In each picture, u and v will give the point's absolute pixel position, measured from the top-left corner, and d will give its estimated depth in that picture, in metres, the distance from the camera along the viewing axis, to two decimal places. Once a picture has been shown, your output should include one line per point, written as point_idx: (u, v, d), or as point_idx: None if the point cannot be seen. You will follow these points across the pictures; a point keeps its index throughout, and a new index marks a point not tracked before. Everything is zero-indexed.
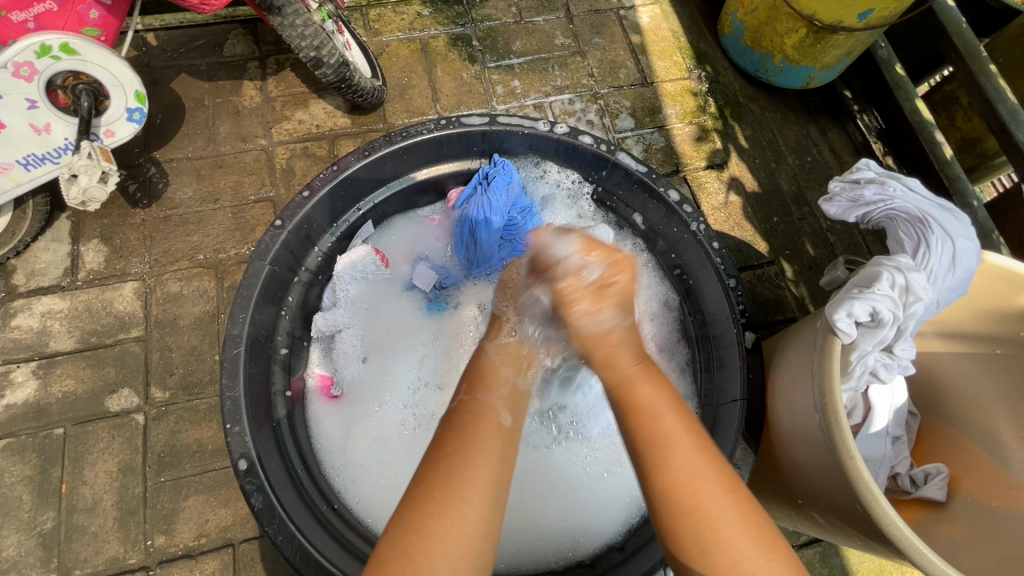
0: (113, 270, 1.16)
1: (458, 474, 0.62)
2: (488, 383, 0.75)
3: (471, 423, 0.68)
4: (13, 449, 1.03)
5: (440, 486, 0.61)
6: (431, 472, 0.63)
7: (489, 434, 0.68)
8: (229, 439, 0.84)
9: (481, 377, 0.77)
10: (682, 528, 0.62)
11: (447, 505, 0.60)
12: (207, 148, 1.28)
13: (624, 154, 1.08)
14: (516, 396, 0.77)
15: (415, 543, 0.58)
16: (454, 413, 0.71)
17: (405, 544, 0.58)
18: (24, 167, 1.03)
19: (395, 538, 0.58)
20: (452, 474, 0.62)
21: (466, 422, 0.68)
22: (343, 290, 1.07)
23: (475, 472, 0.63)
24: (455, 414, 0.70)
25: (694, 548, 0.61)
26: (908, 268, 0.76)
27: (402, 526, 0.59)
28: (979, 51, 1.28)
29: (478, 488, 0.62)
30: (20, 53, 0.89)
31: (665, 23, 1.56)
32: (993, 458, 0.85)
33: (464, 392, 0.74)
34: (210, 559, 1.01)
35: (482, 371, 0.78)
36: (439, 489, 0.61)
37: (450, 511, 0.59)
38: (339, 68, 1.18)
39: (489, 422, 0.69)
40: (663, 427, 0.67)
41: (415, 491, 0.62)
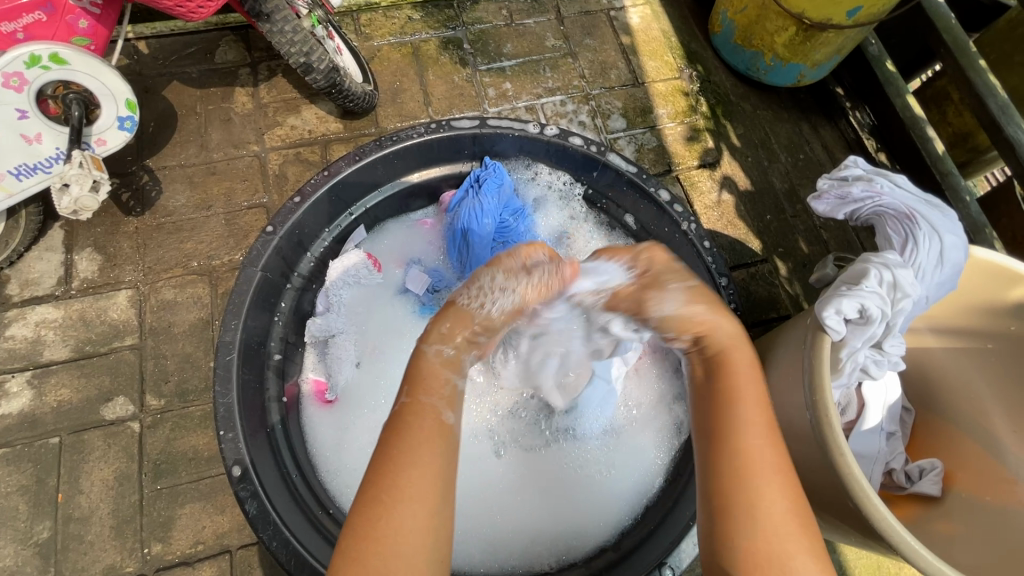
0: (106, 279, 1.16)
1: (404, 475, 0.60)
2: (428, 383, 0.70)
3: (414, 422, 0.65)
4: (8, 459, 1.03)
5: (388, 489, 0.59)
6: (377, 473, 0.60)
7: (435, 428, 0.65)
8: (223, 446, 0.84)
9: (418, 377, 0.70)
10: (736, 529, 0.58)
11: (394, 507, 0.58)
12: (199, 155, 1.28)
13: (614, 155, 1.09)
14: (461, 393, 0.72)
15: (369, 550, 0.55)
16: (395, 414, 0.66)
17: (356, 551, 0.56)
18: (15, 177, 1.03)
19: (347, 545, 0.57)
20: (398, 476, 0.59)
21: (407, 424, 0.64)
22: (336, 296, 1.08)
23: (421, 472, 0.60)
24: (397, 415, 0.66)
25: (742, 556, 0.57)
26: (895, 265, 0.76)
27: (350, 533, 0.57)
28: (968, 47, 1.29)
29: (429, 481, 0.60)
30: (10, 64, 0.89)
31: (655, 23, 1.57)
32: (988, 452, 0.85)
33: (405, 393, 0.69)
34: (207, 566, 1.01)
35: (420, 372, 0.71)
36: (387, 493, 0.59)
37: (398, 513, 0.57)
38: (329, 74, 1.18)
39: (428, 420, 0.65)
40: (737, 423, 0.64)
41: (364, 495, 0.59)
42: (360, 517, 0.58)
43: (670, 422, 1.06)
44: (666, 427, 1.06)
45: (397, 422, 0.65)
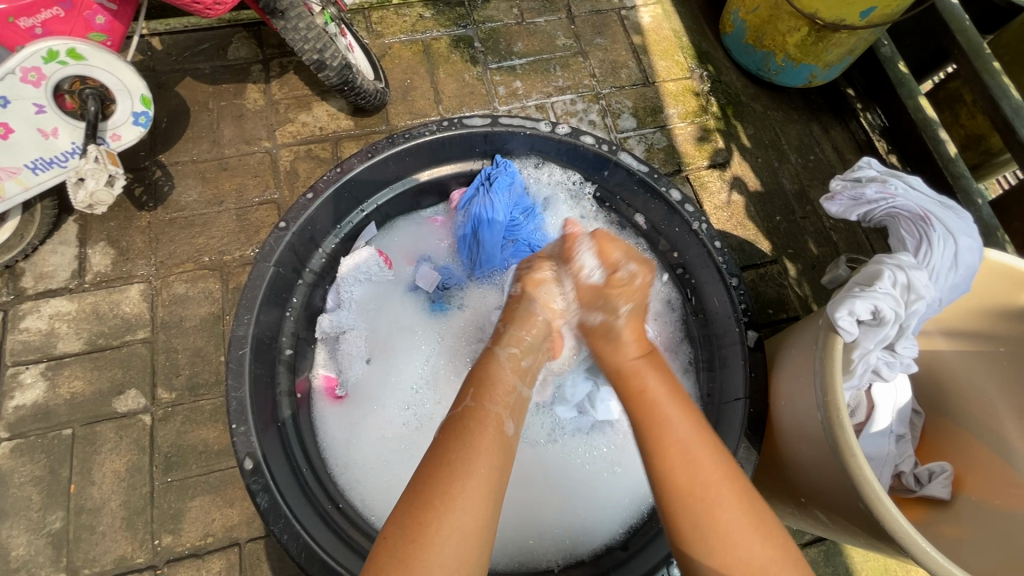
0: (119, 272, 1.17)
1: (458, 482, 0.61)
2: (493, 390, 0.73)
3: (475, 429, 0.67)
4: (22, 450, 1.05)
5: (439, 494, 0.60)
6: (434, 477, 0.62)
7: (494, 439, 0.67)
8: (235, 439, 0.85)
9: (485, 383, 0.74)
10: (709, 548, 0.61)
11: (447, 514, 0.59)
12: (211, 151, 1.29)
13: (625, 154, 1.08)
14: (520, 403, 0.76)
15: (415, 554, 0.57)
16: (453, 421, 0.68)
17: (405, 552, 0.57)
18: (32, 171, 1.04)
19: (394, 546, 0.58)
20: (451, 483, 0.61)
21: (470, 431, 0.66)
22: (347, 292, 1.08)
23: (475, 482, 0.62)
24: (457, 420, 0.68)
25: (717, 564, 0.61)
26: (909, 267, 0.76)
27: (399, 536, 0.58)
28: (982, 48, 1.28)
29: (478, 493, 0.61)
30: (28, 58, 0.90)
31: (666, 23, 1.56)
32: (999, 456, 0.85)
33: (470, 398, 0.71)
34: (216, 559, 1.02)
35: (486, 375, 0.75)
36: (440, 497, 0.60)
37: (448, 523, 0.58)
38: (342, 71, 1.19)
39: (490, 428, 0.68)
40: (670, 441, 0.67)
41: (415, 497, 0.61)
42: (409, 515, 0.60)
43: None
44: None
45: (459, 428, 0.67)
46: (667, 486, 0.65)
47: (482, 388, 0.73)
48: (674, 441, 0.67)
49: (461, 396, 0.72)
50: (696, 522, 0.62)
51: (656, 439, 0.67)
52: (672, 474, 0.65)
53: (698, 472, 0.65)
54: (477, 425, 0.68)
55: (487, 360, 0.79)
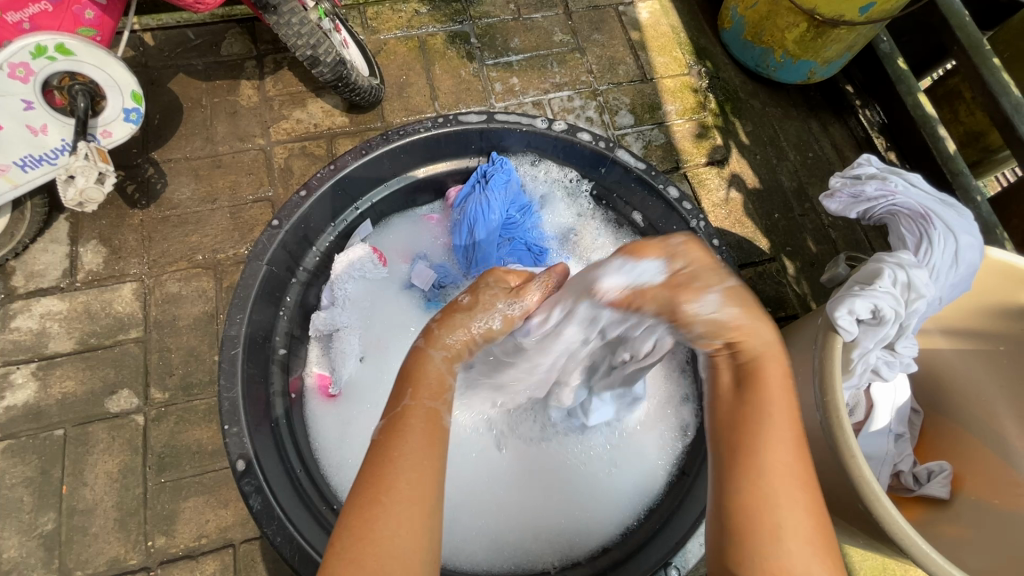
0: (112, 271, 1.16)
1: (398, 474, 0.57)
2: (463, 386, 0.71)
3: (411, 420, 0.63)
4: (13, 451, 1.03)
5: (383, 487, 0.56)
6: (373, 474, 0.58)
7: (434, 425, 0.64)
8: (227, 440, 0.84)
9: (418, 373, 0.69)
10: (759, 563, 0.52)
11: (392, 506, 0.55)
12: (204, 148, 1.27)
13: (623, 152, 1.07)
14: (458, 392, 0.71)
15: (366, 553, 0.53)
16: (392, 414, 0.64)
17: (353, 550, 0.53)
18: (21, 168, 1.03)
19: (343, 549, 0.54)
20: (394, 474, 0.57)
21: (407, 425, 0.62)
22: (341, 290, 1.06)
23: (417, 470, 0.58)
24: (395, 418, 0.63)
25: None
26: (910, 265, 0.75)
27: (348, 536, 0.54)
28: (982, 44, 1.27)
29: (422, 480, 0.58)
30: (16, 54, 0.88)
31: (664, 19, 1.55)
32: (998, 456, 0.84)
33: (406, 395, 0.66)
34: (210, 560, 1.01)
35: None
36: (383, 492, 0.56)
37: (395, 514, 0.55)
38: (336, 67, 1.17)
39: (422, 417, 0.63)
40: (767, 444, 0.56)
41: (359, 493, 0.57)
42: (354, 514, 0.56)
43: (676, 423, 1.06)
44: (672, 428, 1.06)
45: (395, 422, 0.63)
46: (740, 470, 0.56)
47: (418, 383, 0.67)
48: (770, 429, 0.57)
49: (399, 395, 0.67)
50: (756, 519, 0.53)
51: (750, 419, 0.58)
52: (755, 461, 0.56)
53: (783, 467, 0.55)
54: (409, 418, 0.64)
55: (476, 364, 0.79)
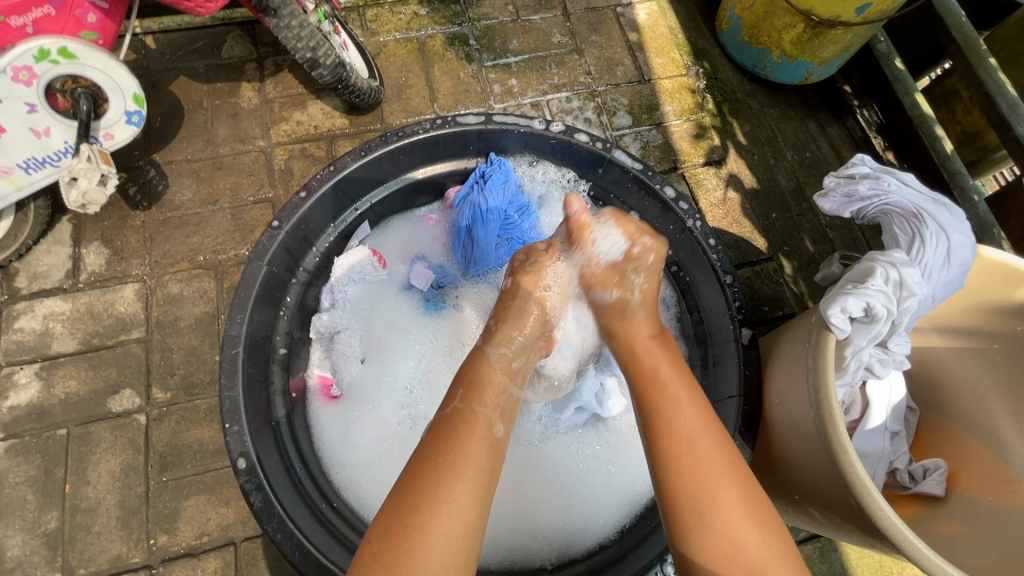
0: (114, 272, 1.17)
1: (445, 484, 0.61)
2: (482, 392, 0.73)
3: (465, 431, 0.68)
4: (17, 450, 1.04)
5: (426, 498, 0.60)
6: (418, 480, 0.62)
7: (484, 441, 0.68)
8: (228, 439, 0.85)
9: (474, 382, 0.74)
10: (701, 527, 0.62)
11: (433, 518, 0.59)
12: (205, 150, 1.28)
13: (619, 152, 1.08)
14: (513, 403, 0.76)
15: (399, 558, 0.57)
16: (448, 420, 0.69)
17: (390, 556, 0.57)
18: (24, 170, 1.04)
19: (378, 551, 0.58)
20: (438, 485, 0.61)
21: (461, 432, 0.67)
22: (341, 291, 1.08)
23: (463, 485, 0.62)
24: (447, 422, 0.69)
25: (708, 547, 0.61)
26: (902, 264, 0.76)
27: (385, 539, 0.58)
28: (978, 44, 1.28)
29: (466, 494, 0.62)
30: (19, 58, 0.90)
31: (662, 20, 1.56)
32: (992, 453, 0.85)
33: (457, 399, 0.72)
34: (212, 558, 1.02)
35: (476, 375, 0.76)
36: (427, 502, 0.60)
37: (434, 525, 0.59)
38: (335, 69, 1.18)
39: (479, 431, 0.68)
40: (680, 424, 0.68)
41: (404, 500, 0.61)
42: (394, 519, 0.60)
43: None
44: None
45: (448, 430, 0.67)
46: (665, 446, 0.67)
47: (472, 389, 0.73)
48: (679, 412, 0.69)
49: (451, 398, 0.72)
50: (687, 490, 0.64)
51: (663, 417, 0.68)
52: (678, 451, 0.66)
53: (705, 457, 0.65)
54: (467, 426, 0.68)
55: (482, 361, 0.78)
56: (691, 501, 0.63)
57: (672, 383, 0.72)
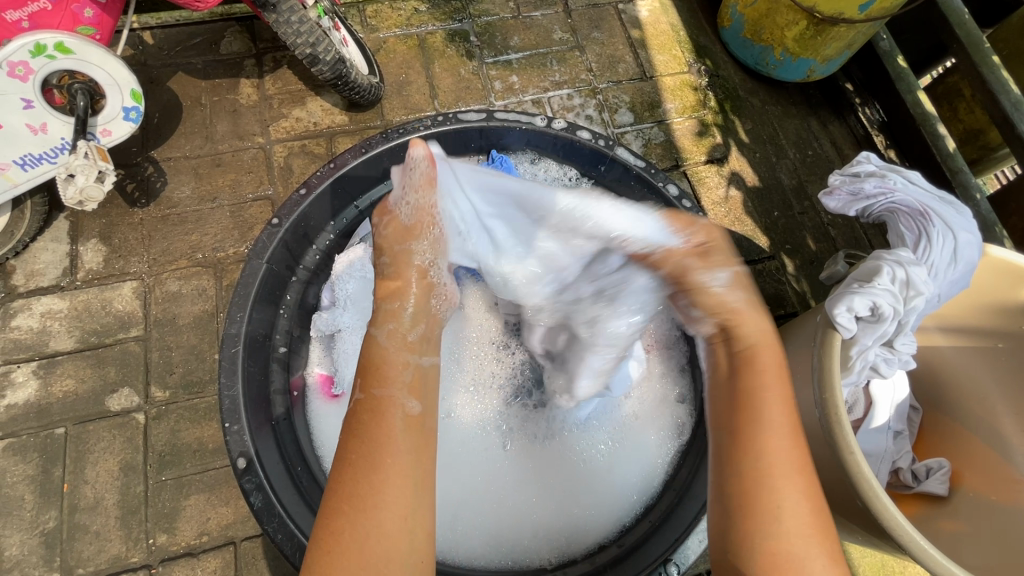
0: (112, 270, 1.16)
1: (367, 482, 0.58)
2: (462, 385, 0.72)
3: (372, 420, 0.62)
4: (14, 449, 1.04)
5: (348, 500, 0.57)
6: (339, 479, 0.59)
7: (398, 421, 0.63)
8: (228, 438, 0.84)
9: (375, 366, 0.68)
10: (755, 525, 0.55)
11: (358, 517, 0.56)
12: (205, 147, 1.27)
13: (622, 150, 1.08)
14: (425, 376, 0.70)
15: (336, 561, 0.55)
16: (355, 413, 0.64)
17: (322, 561, 0.55)
18: (21, 167, 1.03)
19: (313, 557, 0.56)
20: (360, 483, 0.58)
21: (365, 423, 0.62)
22: (342, 289, 1.06)
23: (388, 475, 0.58)
24: (357, 412, 0.64)
25: (762, 553, 0.54)
26: (908, 263, 0.75)
27: (316, 545, 0.56)
28: (982, 42, 1.27)
29: (398, 482, 0.58)
30: (15, 52, 0.89)
31: (664, 17, 1.55)
32: (996, 452, 0.85)
33: (360, 390, 0.66)
34: (211, 558, 1.01)
35: None
36: (349, 502, 0.57)
37: (365, 522, 0.56)
38: (335, 65, 1.17)
39: (393, 416, 0.63)
40: (763, 410, 0.60)
41: (330, 503, 0.58)
42: (323, 525, 0.57)
43: (676, 422, 1.06)
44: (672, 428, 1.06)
45: (353, 425, 0.63)
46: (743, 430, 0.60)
47: (373, 374, 0.67)
48: (769, 412, 0.60)
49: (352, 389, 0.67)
50: (759, 496, 0.56)
51: (747, 433, 0.59)
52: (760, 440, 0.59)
53: (788, 484, 0.57)
54: (373, 417, 0.63)
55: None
56: (759, 504, 0.56)
57: (769, 367, 0.63)
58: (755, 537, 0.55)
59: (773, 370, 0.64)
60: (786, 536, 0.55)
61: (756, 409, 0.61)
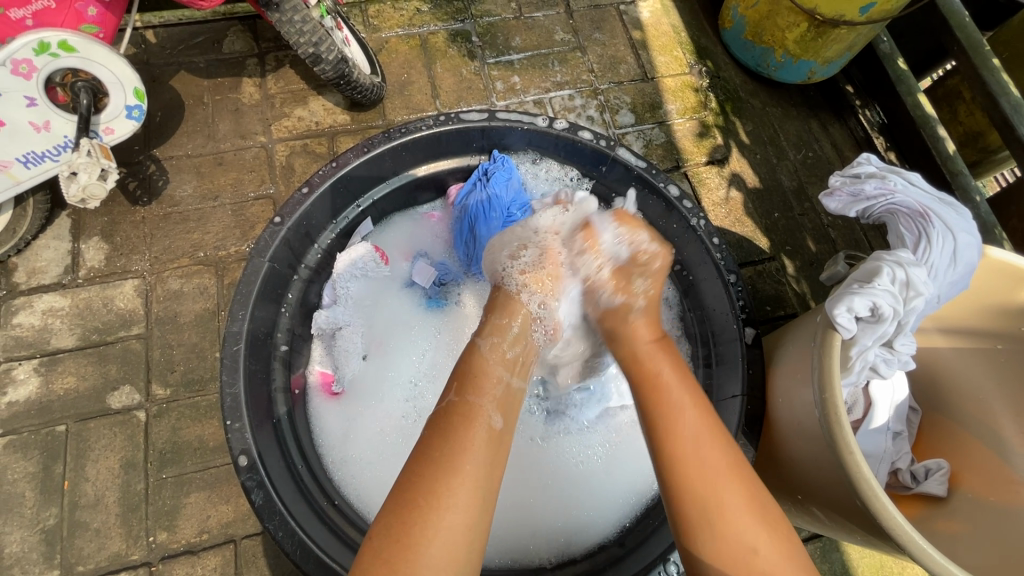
0: (113, 268, 1.16)
1: (447, 485, 0.61)
2: (481, 385, 0.73)
3: (462, 427, 0.67)
4: (15, 446, 1.04)
5: (425, 496, 0.60)
6: (416, 477, 0.62)
7: (483, 436, 0.67)
8: (229, 436, 0.84)
9: (469, 376, 0.74)
10: (697, 516, 0.62)
11: (432, 514, 0.59)
12: (207, 146, 1.28)
13: (624, 150, 1.08)
14: (513, 398, 0.75)
15: (400, 556, 0.57)
16: (443, 415, 0.69)
17: (388, 553, 0.58)
18: (23, 165, 1.03)
19: (379, 547, 0.58)
20: (439, 483, 0.61)
21: (454, 425, 0.67)
22: (343, 288, 1.07)
23: (461, 481, 0.62)
24: (444, 416, 0.68)
25: (713, 539, 0.61)
26: (908, 263, 0.76)
27: (385, 536, 0.59)
28: (982, 44, 1.27)
29: (469, 492, 0.62)
30: (19, 50, 0.89)
31: (665, 18, 1.56)
32: (994, 453, 0.85)
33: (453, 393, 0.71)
34: (211, 556, 1.02)
35: (475, 367, 0.75)
36: (424, 498, 0.60)
37: (432, 523, 0.59)
38: (337, 64, 1.18)
39: (480, 427, 0.67)
40: (679, 416, 0.69)
41: (404, 498, 0.61)
42: (393, 518, 0.60)
43: None
44: None
45: (437, 432, 0.67)
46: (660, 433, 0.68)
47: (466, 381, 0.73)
48: (683, 416, 0.69)
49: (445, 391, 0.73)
50: (692, 489, 0.63)
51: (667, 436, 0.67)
52: (674, 438, 0.67)
53: (713, 470, 0.65)
54: (464, 426, 0.67)
55: (473, 352, 0.79)
56: (695, 498, 0.63)
57: (668, 378, 0.73)
58: (698, 528, 0.62)
59: (672, 380, 0.73)
60: (724, 518, 0.62)
61: (672, 414, 0.69)
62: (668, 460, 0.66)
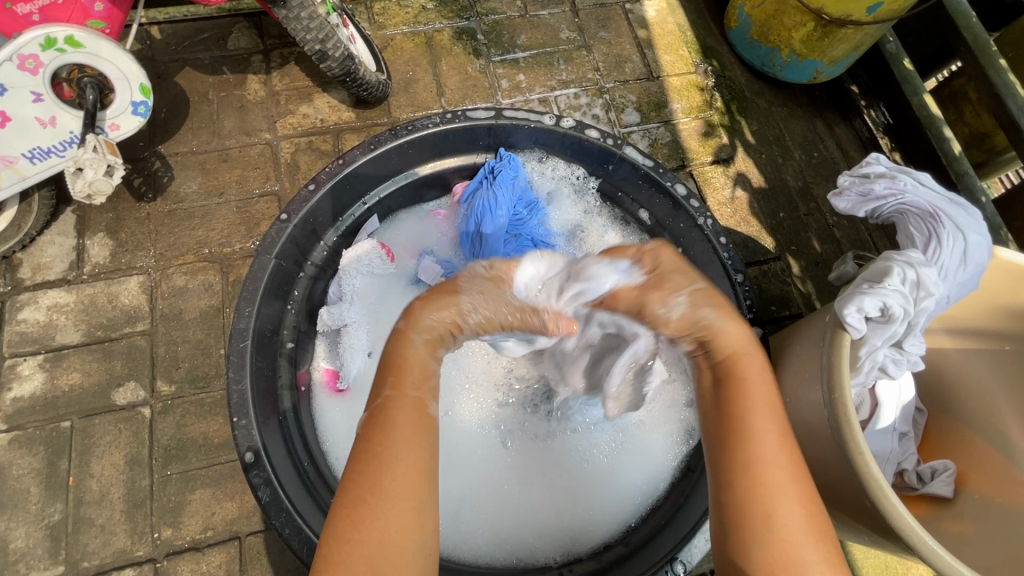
0: (119, 264, 1.16)
1: (387, 474, 0.58)
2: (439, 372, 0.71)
3: (398, 411, 0.62)
4: (20, 442, 1.04)
5: (370, 489, 0.57)
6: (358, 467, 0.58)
7: (424, 418, 0.63)
8: (236, 432, 0.84)
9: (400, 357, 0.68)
10: (754, 532, 0.56)
11: (378, 507, 0.56)
12: (212, 142, 1.28)
13: (630, 149, 1.07)
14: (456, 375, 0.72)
15: (352, 551, 0.54)
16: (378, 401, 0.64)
17: (340, 553, 0.54)
18: (29, 160, 1.03)
19: (328, 547, 0.55)
20: (380, 475, 0.57)
21: (389, 414, 0.62)
22: (349, 284, 1.07)
23: (407, 470, 0.58)
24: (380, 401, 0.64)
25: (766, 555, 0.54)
26: (919, 263, 0.76)
27: (334, 534, 0.56)
28: (989, 45, 1.27)
29: (415, 479, 0.58)
30: (26, 45, 0.89)
31: (671, 17, 1.55)
32: (1002, 454, 0.85)
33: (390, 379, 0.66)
34: (216, 552, 1.02)
35: None
36: (370, 493, 0.57)
37: (382, 514, 0.56)
38: (343, 61, 1.17)
39: (417, 410, 0.63)
40: (751, 418, 0.62)
41: (348, 493, 0.57)
42: (340, 515, 0.57)
43: (682, 423, 1.06)
44: (677, 429, 1.06)
45: (378, 416, 0.62)
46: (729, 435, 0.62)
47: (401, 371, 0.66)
48: (756, 421, 0.62)
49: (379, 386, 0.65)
50: (754, 502, 0.57)
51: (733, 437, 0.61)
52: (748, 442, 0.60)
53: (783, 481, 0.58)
54: (404, 409, 0.63)
55: None
56: (751, 509, 0.57)
57: (755, 377, 0.66)
58: (753, 543, 0.55)
59: (756, 380, 0.65)
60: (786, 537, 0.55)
61: (744, 415, 0.62)
62: (736, 459, 0.60)
